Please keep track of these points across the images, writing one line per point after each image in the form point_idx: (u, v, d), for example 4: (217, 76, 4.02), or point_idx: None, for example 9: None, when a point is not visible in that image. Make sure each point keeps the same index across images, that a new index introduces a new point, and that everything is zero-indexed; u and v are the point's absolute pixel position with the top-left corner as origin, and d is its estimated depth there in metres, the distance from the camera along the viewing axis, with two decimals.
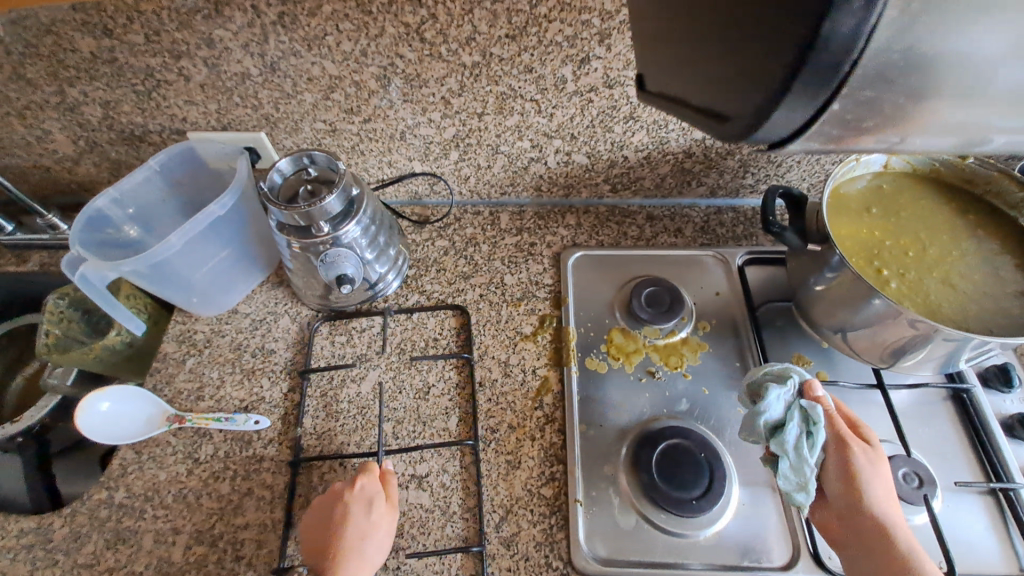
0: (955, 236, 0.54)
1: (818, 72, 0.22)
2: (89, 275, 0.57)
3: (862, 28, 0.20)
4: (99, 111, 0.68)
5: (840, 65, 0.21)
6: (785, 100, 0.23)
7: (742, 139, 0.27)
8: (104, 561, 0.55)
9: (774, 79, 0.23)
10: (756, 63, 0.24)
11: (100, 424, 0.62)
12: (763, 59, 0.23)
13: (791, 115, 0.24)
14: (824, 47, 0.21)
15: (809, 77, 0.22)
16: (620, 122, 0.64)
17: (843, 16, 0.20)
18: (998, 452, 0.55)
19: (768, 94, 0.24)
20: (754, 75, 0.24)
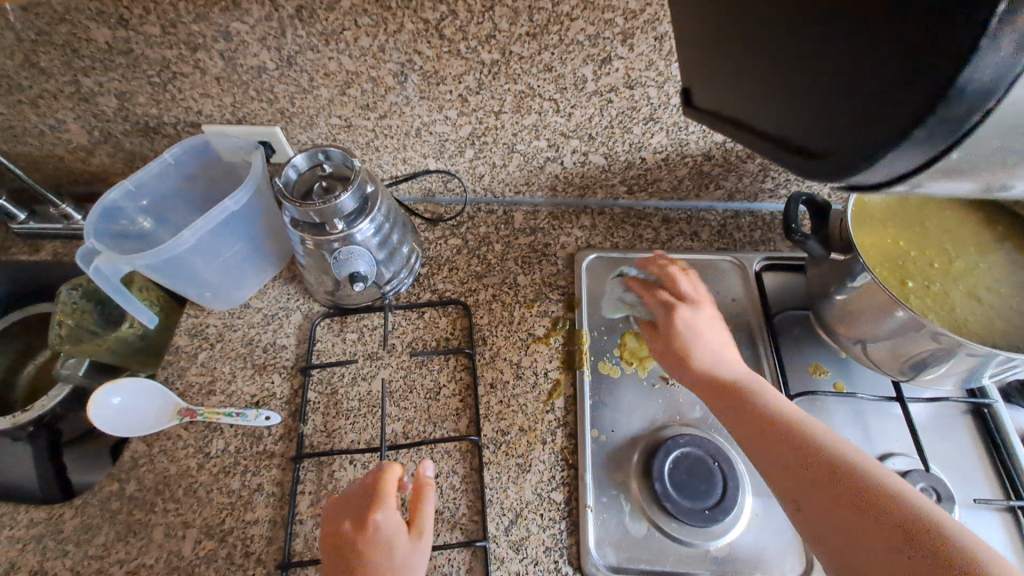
0: (981, 248, 0.53)
1: (944, 122, 0.20)
2: (103, 268, 0.57)
3: (1006, 78, 0.18)
4: (114, 102, 0.67)
5: (971, 116, 0.20)
6: (897, 146, 0.21)
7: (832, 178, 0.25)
8: (115, 552, 0.55)
9: (894, 120, 0.21)
10: (879, 100, 0.22)
11: (111, 417, 0.63)
12: (890, 97, 0.21)
13: (896, 162, 0.22)
14: (959, 96, 0.19)
15: (934, 126, 0.20)
16: (639, 123, 0.63)
17: (986, 64, 0.18)
18: (1019, 469, 0.53)
19: (882, 134, 0.22)
20: (873, 112, 0.22)
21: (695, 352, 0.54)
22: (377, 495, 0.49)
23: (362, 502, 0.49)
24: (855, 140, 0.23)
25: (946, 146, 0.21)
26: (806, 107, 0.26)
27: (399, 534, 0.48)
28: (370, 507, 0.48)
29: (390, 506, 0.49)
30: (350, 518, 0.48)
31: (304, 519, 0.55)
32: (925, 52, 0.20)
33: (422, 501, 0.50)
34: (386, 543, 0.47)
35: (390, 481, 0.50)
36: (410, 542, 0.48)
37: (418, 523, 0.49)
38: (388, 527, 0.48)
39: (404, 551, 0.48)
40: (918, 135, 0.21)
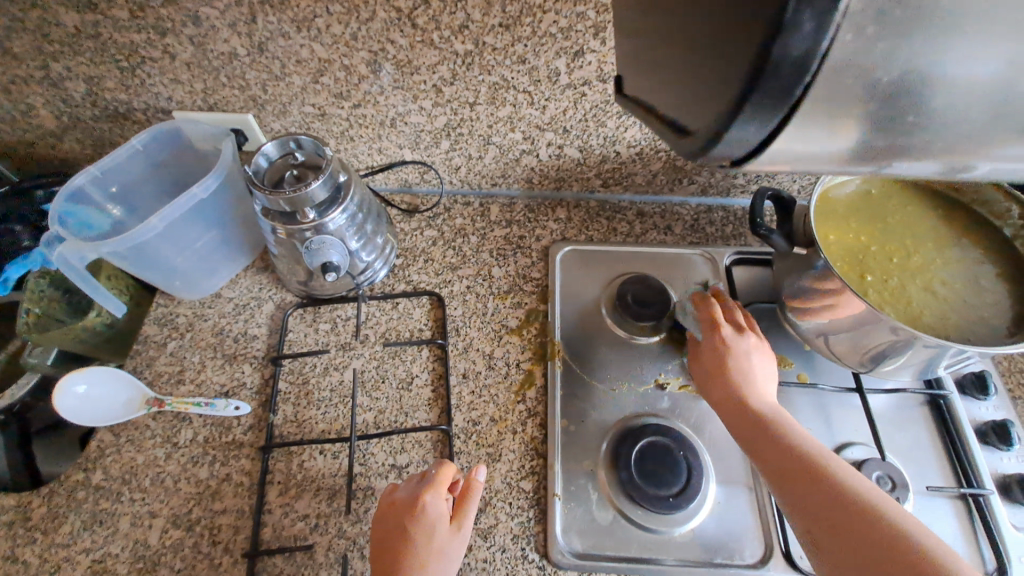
0: (939, 244, 0.55)
1: (771, 95, 0.21)
2: (67, 255, 0.56)
3: (814, 50, 0.20)
4: (82, 87, 0.66)
5: (792, 88, 0.21)
6: (737, 118, 0.22)
7: (696, 157, 0.26)
8: (80, 542, 0.55)
9: (727, 95, 0.22)
10: (710, 79, 0.23)
11: (76, 406, 0.62)
12: (716, 74, 0.22)
13: (746, 133, 0.23)
14: (774, 71, 0.20)
15: (762, 98, 0.21)
16: (613, 117, 0.63)
17: (794, 39, 0.19)
18: (970, 458, 0.55)
19: (721, 109, 0.23)
20: (710, 88, 0.23)
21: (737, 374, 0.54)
22: (431, 481, 0.50)
23: (417, 486, 0.50)
24: (708, 113, 0.24)
25: (783, 114, 0.22)
26: (682, 91, 0.26)
27: (441, 526, 0.48)
28: (422, 490, 0.49)
29: (441, 494, 0.49)
30: (401, 501, 0.49)
31: (272, 508, 0.55)
32: (739, 26, 0.21)
33: (469, 500, 0.50)
34: (429, 531, 0.47)
35: (447, 472, 0.51)
36: (449, 537, 0.48)
37: (460, 520, 0.49)
38: (434, 513, 0.48)
39: (441, 544, 0.47)
40: (754, 104, 0.21)
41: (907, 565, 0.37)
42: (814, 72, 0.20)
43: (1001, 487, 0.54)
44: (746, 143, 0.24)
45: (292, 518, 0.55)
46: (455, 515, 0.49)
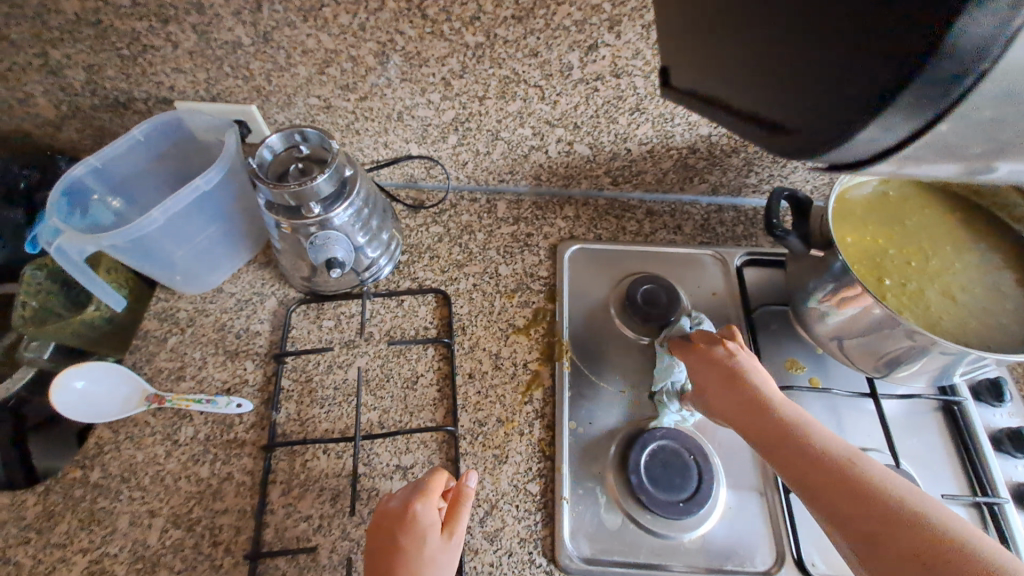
0: (958, 248, 0.53)
1: (939, 80, 0.18)
2: (65, 248, 0.55)
3: (999, 34, 0.17)
4: (82, 75, 0.64)
5: (962, 77, 0.18)
6: (885, 109, 0.20)
7: (806, 156, 0.24)
8: (78, 541, 0.54)
9: (875, 81, 0.20)
10: (848, 64, 0.21)
11: (74, 403, 0.60)
12: (862, 58, 0.20)
13: (885, 130, 0.20)
14: (948, 54, 0.18)
15: (925, 85, 0.19)
16: (625, 113, 0.62)
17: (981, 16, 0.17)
18: (984, 466, 0.54)
19: (862, 96, 0.20)
20: (843, 75, 0.21)
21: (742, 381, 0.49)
22: (421, 489, 0.49)
23: (408, 494, 0.49)
24: (838, 104, 0.21)
25: (942, 108, 0.19)
26: (782, 79, 0.24)
27: (433, 534, 0.47)
28: (412, 498, 0.48)
29: (431, 501, 0.48)
30: (391, 509, 0.48)
31: (274, 508, 0.54)
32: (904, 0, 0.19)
33: (461, 507, 0.49)
34: (420, 539, 0.46)
35: (437, 479, 0.50)
36: (441, 546, 0.47)
37: (452, 528, 0.48)
38: (425, 521, 0.47)
39: (433, 553, 0.46)
40: (913, 91, 0.19)
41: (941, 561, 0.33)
42: (993, 61, 0.18)
43: (1017, 496, 0.53)
44: (880, 142, 0.21)
45: (294, 519, 0.54)
46: (447, 523, 0.48)
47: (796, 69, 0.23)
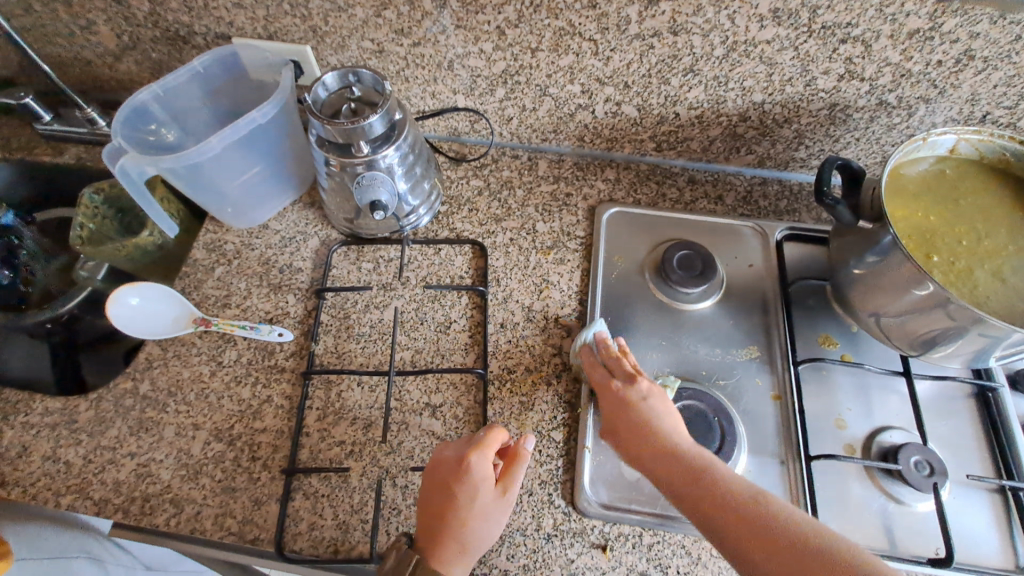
0: (1014, 231, 0.52)
1: None
2: (128, 168, 0.58)
3: None
4: (146, 6, 0.66)
5: None
6: None
7: None
8: (126, 446, 0.57)
9: None
10: None
11: (128, 315, 0.64)
12: None
13: None
14: None
15: None
16: (678, 74, 0.61)
17: None
18: (1014, 453, 0.54)
19: None
20: None
21: (632, 420, 0.50)
22: (478, 441, 0.50)
23: (463, 446, 0.51)
24: None
25: None
26: None
27: (485, 488, 0.49)
28: (468, 451, 0.50)
29: (487, 456, 0.49)
30: (446, 459, 0.50)
31: (309, 432, 0.57)
32: None
33: (515, 466, 0.50)
34: (473, 491, 0.48)
35: (495, 435, 0.51)
36: (492, 499, 0.49)
37: (504, 485, 0.50)
38: (479, 475, 0.49)
39: (484, 505, 0.49)
40: None
41: None
42: None
43: None
44: None
45: (328, 442, 0.56)
46: (499, 480, 0.50)
47: None
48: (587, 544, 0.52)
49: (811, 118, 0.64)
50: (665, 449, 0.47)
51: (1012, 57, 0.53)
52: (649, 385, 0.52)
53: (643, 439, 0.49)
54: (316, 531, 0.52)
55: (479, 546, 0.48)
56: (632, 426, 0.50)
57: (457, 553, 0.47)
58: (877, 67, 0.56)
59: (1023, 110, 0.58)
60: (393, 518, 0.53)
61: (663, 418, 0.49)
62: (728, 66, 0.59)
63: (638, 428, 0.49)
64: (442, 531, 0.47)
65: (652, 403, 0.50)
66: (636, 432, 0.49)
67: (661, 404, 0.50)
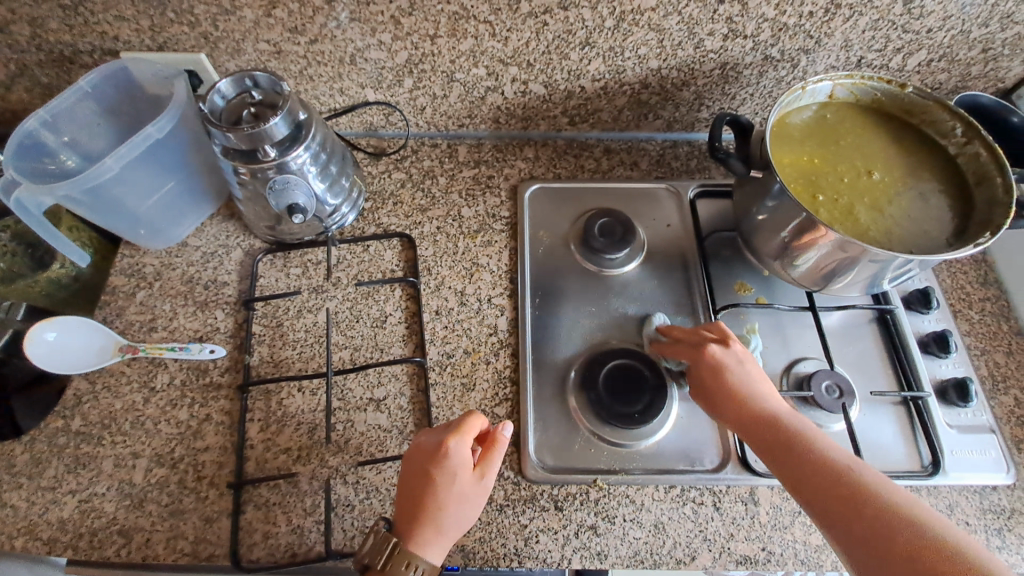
0: (889, 165, 0.56)
1: None
2: (25, 201, 0.55)
3: None
4: (24, 29, 0.63)
5: None
6: None
7: None
8: (65, 484, 0.56)
9: None
10: None
11: (44, 352, 0.61)
12: None
13: None
14: None
15: None
16: (576, 48, 0.63)
17: None
18: (913, 367, 0.59)
19: None
20: None
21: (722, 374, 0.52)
22: (456, 427, 0.51)
23: (441, 432, 0.52)
24: None
25: None
26: None
27: (464, 471, 0.50)
28: (447, 436, 0.50)
29: (466, 441, 0.50)
30: (425, 446, 0.51)
31: (253, 444, 0.57)
32: None
33: (493, 452, 0.52)
34: (451, 475, 0.49)
35: (473, 421, 0.52)
36: (470, 483, 0.50)
37: (483, 471, 0.51)
38: (458, 460, 0.49)
39: (462, 489, 0.49)
40: None
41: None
42: None
43: (939, 391, 0.58)
44: None
45: (274, 451, 0.56)
46: (477, 465, 0.51)
47: None
48: (538, 508, 0.54)
49: (707, 79, 0.67)
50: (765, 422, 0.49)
51: (873, 2, 0.57)
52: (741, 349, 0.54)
53: (739, 392, 0.51)
54: (272, 538, 0.53)
55: (457, 529, 0.49)
56: (724, 380, 0.52)
57: (434, 536, 0.48)
58: (757, 24, 0.59)
59: (891, 51, 0.63)
60: (347, 514, 0.54)
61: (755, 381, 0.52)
62: (621, 36, 0.61)
63: (729, 381, 0.52)
64: (420, 515, 0.48)
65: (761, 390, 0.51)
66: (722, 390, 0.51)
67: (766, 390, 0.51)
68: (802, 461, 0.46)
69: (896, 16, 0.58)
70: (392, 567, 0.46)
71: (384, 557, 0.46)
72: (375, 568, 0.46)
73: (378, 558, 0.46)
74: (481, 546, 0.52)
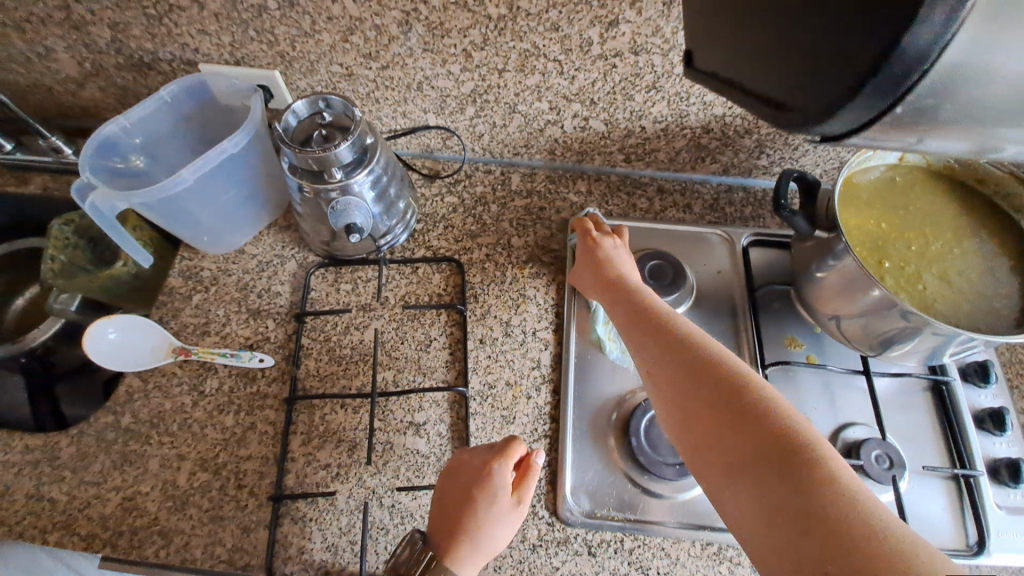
0: (958, 235, 0.55)
1: (890, 75, 0.27)
2: (99, 204, 0.58)
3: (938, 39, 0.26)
4: (106, 33, 0.66)
5: (911, 70, 0.27)
6: (848, 103, 0.29)
7: (806, 124, 0.33)
8: (111, 480, 0.58)
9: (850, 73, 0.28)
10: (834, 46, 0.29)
11: (107, 350, 0.64)
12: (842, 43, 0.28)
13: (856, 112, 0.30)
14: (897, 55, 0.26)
15: (878, 80, 0.27)
16: (641, 91, 0.63)
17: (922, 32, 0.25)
18: (967, 443, 0.57)
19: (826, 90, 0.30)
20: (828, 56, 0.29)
21: (593, 253, 0.61)
22: (501, 449, 0.51)
23: (486, 453, 0.52)
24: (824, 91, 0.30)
25: (895, 95, 0.28)
26: (782, 68, 0.33)
27: (504, 494, 0.50)
28: (491, 458, 0.51)
29: (509, 464, 0.51)
30: (468, 464, 0.51)
31: (294, 457, 0.58)
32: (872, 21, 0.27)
33: (529, 479, 0.51)
34: (491, 496, 0.49)
35: (516, 447, 0.52)
36: (508, 506, 0.50)
37: (520, 494, 0.50)
38: (499, 481, 0.50)
39: (500, 511, 0.49)
40: (872, 85, 0.28)
41: (736, 403, 0.43)
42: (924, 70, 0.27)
43: (992, 470, 0.56)
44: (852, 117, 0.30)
45: (314, 466, 0.57)
46: (516, 488, 0.51)
47: (785, 49, 0.32)
48: (571, 552, 0.54)
49: (771, 129, 0.66)
50: (618, 290, 0.56)
51: None
52: (619, 241, 0.62)
53: (601, 277, 0.59)
54: (306, 554, 0.53)
55: (492, 549, 0.49)
56: (592, 253, 0.61)
57: (469, 553, 0.48)
58: None
59: None
60: (381, 537, 0.54)
61: (622, 263, 0.60)
62: (688, 82, 0.61)
63: (596, 258, 0.60)
64: (457, 533, 0.48)
65: (620, 267, 0.59)
66: (593, 266, 0.60)
67: (629, 269, 0.59)
68: (643, 312, 0.53)
69: None
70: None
71: (421, 569, 0.47)
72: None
73: (414, 568, 0.47)
74: None
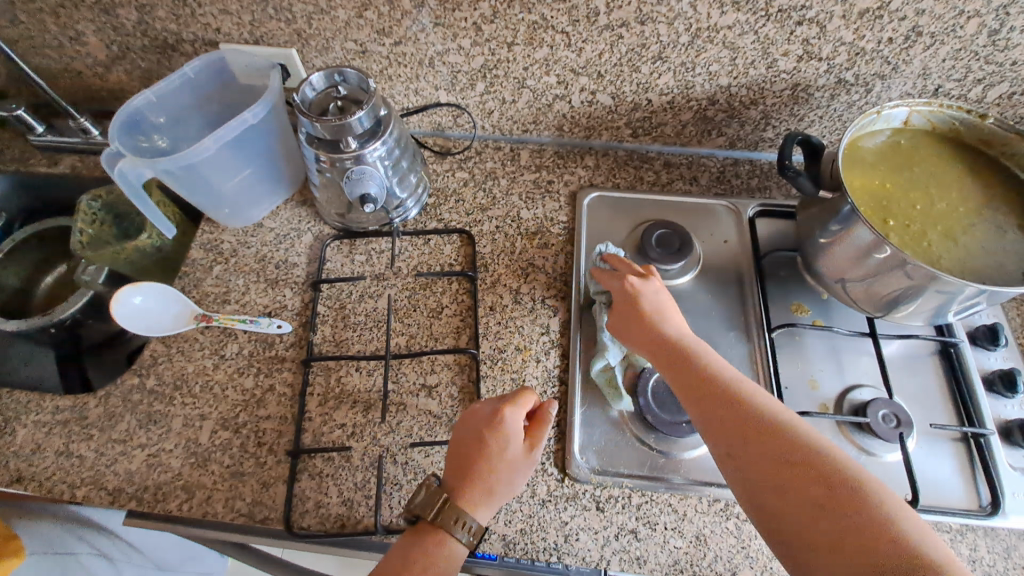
0: (964, 195, 0.56)
1: None
2: (127, 171, 0.60)
3: None
4: (134, 15, 0.69)
5: None
6: None
7: None
8: (136, 438, 0.60)
9: None
10: None
11: (133, 315, 0.67)
12: None
13: None
14: None
15: None
16: (648, 62, 0.64)
17: None
18: (976, 403, 0.58)
19: None
20: None
21: (656, 327, 0.55)
22: (512, 399, 0.53)
23: (498, 402, 0.54)
24: None
25: None
26: None
27: (516, 442, 0.51)
28: (502, 406, 0.52)
29: (520, 412, 0.52)
30: (480, 413, 0.53)
31: (311, 416, 0.60)
32: None
33: (541, 428, 0.53)
34: (503, 443, 0.51)
35: (527, 397, 0.53)
36: (521, 455, 0.51)
37: (533, 443, 0.52)
38: (510, 429, 0.51)
39: (513, 459, 0.51)
40: None
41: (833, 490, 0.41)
42: None
43: (1002, 430, 0.57)
44: None
45: (330, 425, 0.59)
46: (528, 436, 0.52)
47: None
48: (579, 507, 0.55)
49: (776, 99, 0.67)
50: (689, 371, 0.51)
51: (957, 30, 0.56)
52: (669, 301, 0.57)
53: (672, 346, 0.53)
54: (323, 508, 0.55)
55: (506, 494, 0.51)
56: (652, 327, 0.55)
57: (483, 496, 0.50)
58: (833, 48, 0.60)
59: (971, 81, 0.62)
60: (395, 492, 0.56)
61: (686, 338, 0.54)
62: (694, 52, 0.62)
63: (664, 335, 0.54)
64: (471, 476, 0.50)
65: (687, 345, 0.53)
66: (653, 340, 0.54)
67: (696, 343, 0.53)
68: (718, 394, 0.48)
69: (980, 46, 0.58)
70: (442, 520, 0.48)
71: (436, 509, 0.49)
72: (426, 519, 0.49)
73: (428, 510, 0.49)
74: (522, 538, 0.53)
